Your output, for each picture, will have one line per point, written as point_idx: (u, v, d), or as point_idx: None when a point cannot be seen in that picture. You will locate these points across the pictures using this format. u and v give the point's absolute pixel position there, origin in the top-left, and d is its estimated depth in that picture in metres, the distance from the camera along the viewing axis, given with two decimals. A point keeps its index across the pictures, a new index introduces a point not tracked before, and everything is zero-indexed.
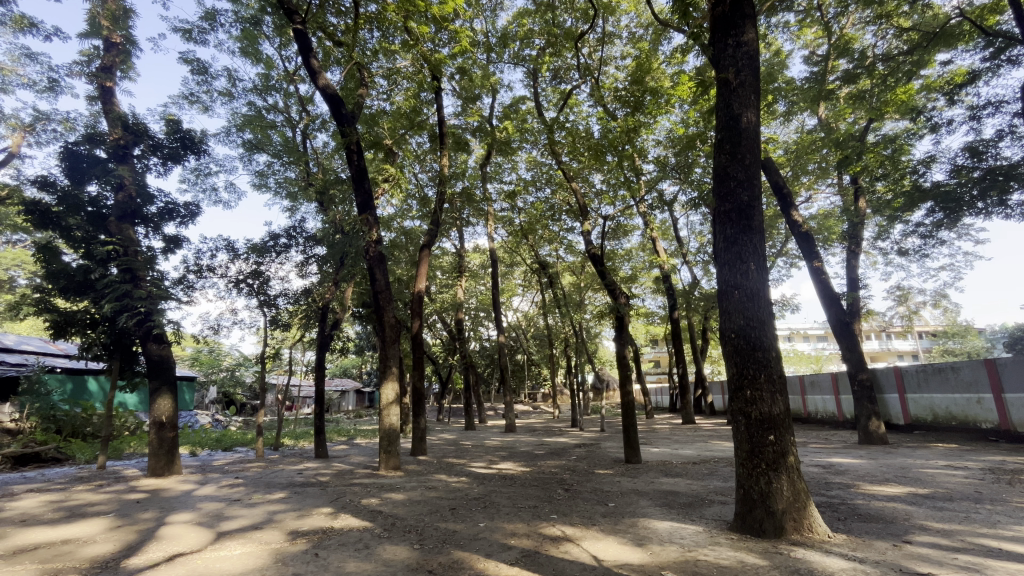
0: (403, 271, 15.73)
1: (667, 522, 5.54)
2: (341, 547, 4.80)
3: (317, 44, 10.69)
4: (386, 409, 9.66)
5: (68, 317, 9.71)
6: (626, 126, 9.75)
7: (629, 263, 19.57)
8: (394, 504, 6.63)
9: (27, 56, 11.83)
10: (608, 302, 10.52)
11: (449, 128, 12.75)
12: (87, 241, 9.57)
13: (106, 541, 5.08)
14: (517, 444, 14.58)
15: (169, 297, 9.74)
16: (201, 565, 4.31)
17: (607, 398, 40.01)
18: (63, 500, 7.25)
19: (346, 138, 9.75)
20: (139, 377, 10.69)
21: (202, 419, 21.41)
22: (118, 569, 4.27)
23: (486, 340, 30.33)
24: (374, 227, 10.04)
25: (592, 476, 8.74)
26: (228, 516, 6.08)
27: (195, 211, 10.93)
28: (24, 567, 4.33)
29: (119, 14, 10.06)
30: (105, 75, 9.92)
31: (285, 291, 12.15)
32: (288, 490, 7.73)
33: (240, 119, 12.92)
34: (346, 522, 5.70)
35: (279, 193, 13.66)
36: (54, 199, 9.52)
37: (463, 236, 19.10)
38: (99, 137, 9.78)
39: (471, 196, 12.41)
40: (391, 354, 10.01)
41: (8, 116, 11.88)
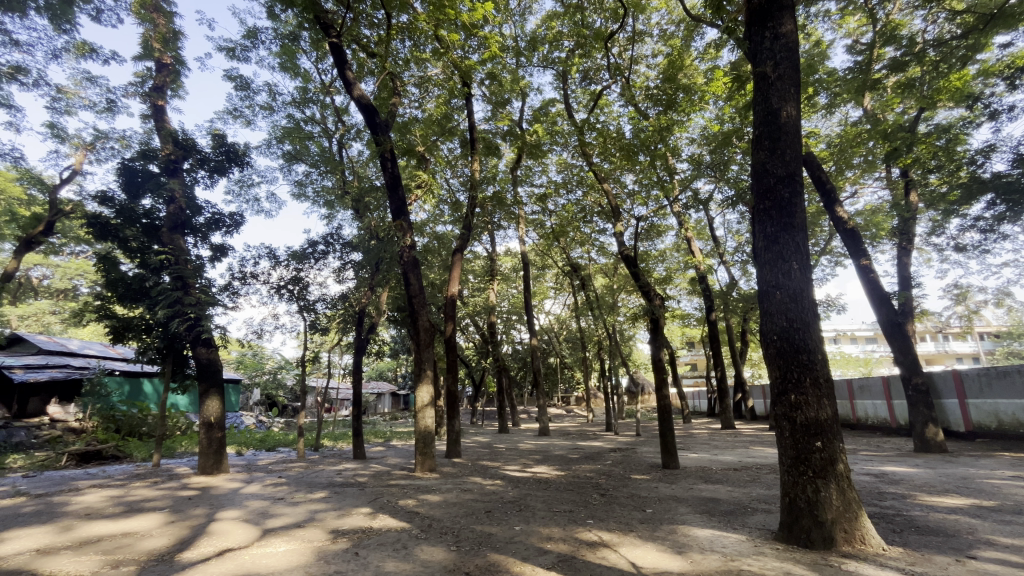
0: (436, 275, 15.94)
1: (708, 530, 5.38)
2: (380, 547, 4.90)
3: (351, 56, 11.00)
4: (421, 411, 9.78)
5: (126, 323, 10.34)
6: (659, 126, 9.59)
7: (663, 264, 19.19)
8: (431, 506, 6.72)
9: (88, 80, 12.67)
10: (642, 304, 10.32)
11: (480, 133, 12.83)
12: (142, 251, 10.21)
13: (162, 535, 5.35)
14: (551, 448, 14.48)
15: (216, 303, 10.22)
16: (249, 561, 4.49)
17: (642, 402, 39.37)
18: (122, 496, 7.69)
19: (380, 147, 10.00)
20: (190, 379, 11.23)
21: (247, 420, 22.30)
22: (173, 562, 4.49)
23: (518, 343, 30.35)
24: (408, 232, 10.24)
25: (629, 481, 8.59)
26: (272, 514, 6.30)
27: (239, 221, 11.43)
28: (90, 558, 4.62)
29: (169, 36, 10.65)
30: (157, 94, 10.52)
31: (323, 297, 12.53)
32: (329, 490, 7.95)
33: (280, 132, 13.42)
34: (384, 523, 5.81)
35: (317, 202, 14.10)
36: (113, 212, 10.16)
37: (494, 239, 19.19)
38: (152, 153, 10.38)
39: (503, 200, 12.46)
40: (426, 357, 10.16)
41: (71, 136, 12.73)
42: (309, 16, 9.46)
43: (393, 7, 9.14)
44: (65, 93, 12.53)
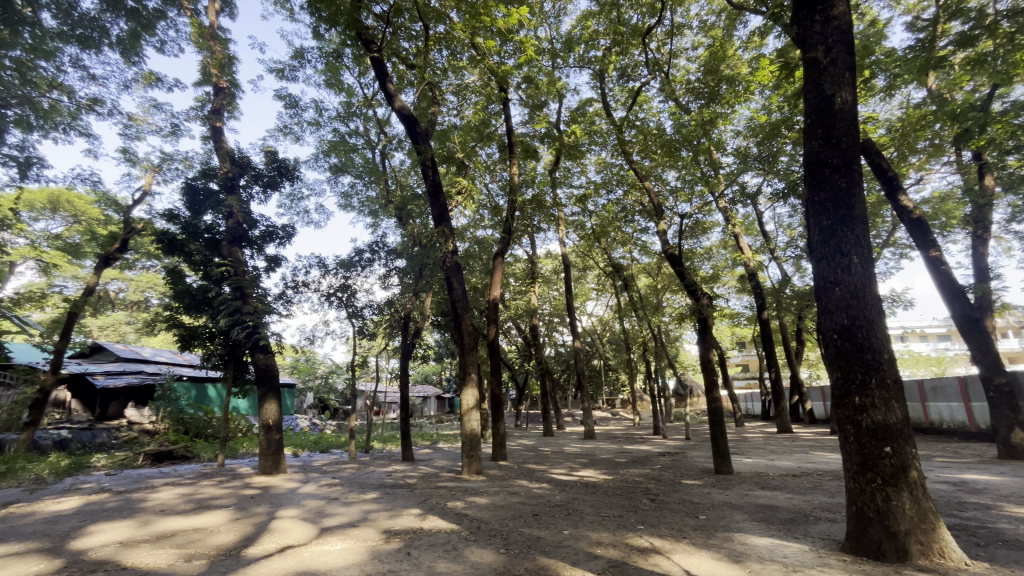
0: (478, 279, 16.09)
1: (767, 538, 5.15)
2: (431, 548, 4.98)
3: (391, 68, 11.34)
4: (467, 414, 9.89)
5: (192, 331, 11.05)
6: (701, 120, 9.31)
7: (709, 262, 18.57)
8: (479, 508, 6.78)
9: (155, 107, 13.67)
10: (688, 304, 10.01)
11: (518, 137, 12.87)
12: (205, 264, 10.88)
13: (229, 531, 5.68)
14: (598, 451, 14.29)
15: (272, 311, 10.74)
16: (309, 558, 4.68)
17: (691, 404, 38.19)
18: (192, 493, 8.21)
19: (421, 155, 10.25)
20: (249, 384, 11.86)
21: (302, 423, 23.28)
22: (240, 557, 4.75)
23: (561, 346, 30.16)
24: (450, 238, 10.42)
25: (680, 486, 8.34)
26: (328, 513, 6.55)
27: (291, 233, 11.99)
28: (166, 551, 4.96)
29: (225, 61, 11.31)
30: (215, 117, 11.23)
31: (370, 303, 12.92)
32: (380, 490, 8.17)
33: (326, 146, 14.00)
34: (433, 524, 5.92)
35: (362, 211, 14.58)
36: (178, 228, 10.90)
37: (534, 242, 19.18)
38: (212, 172, 11.08)
39: (543, 202, 12.44)
40: (470, 360, 10.27)
41: (141, 159, 13.77)
42: (351, 34, 9.83)
43: (430, 19, 9.35)
44: (135, 120, 13.57)
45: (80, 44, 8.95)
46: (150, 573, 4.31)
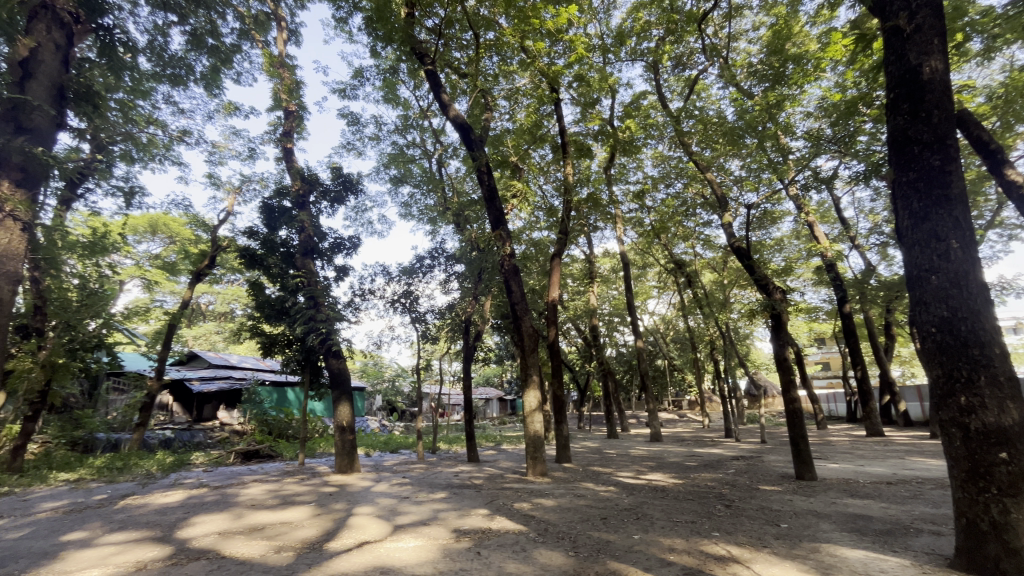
0: (536, 281, 16.11)
1: (860, 551, 4.74)
2: (500, 548, 5.03)
3: (445, 79, 11.66)
4: (530, 416, 9.90)
5: (272, 339, 11.87)
6: (767, 104, 8.79)
7: (780, 254, 17.47)
8: (546, 510, 6.77)
9: (234, 133, 14.89)
10: (759, 299, 9.47)
11: (571, 136, 12.78)
12: (281, 276, 11.67)
13: (312, 526, 6.05)
14: (666, 454, 13.83)
15: (342, 318, 11.34)
16: (385, 554, 4.89)
17: (766, 405, 36.02)
18: (277, 490, 8.83)
19: (476, 161, 10.46)
20: (324, 387, 12.59)
21: (372, 425, 24.35)
22: (322, 551, 5.05)
23: (622, 346, 29.50)
24: (507, 241, 10.50)
25: (757, 492, 7.88)
26: (400, 511, 6.80)
27: (357, 243, 12.62)
28: (258, 542, 5.36)
29: (293, 86, 12.11)
30: (286, 138, 12.05)
31: (432, 308, 13.33)
32: (448, 490, 8.38)
33: (386, 158, 14.62)
34: (501, 524, 5.98)
35: (422, 219, 15.07)
36: (258, 244, 11.79)
37: (591, 242, 18.92)
38: (286, 191, 11.89)
39: (599, 200, 12.23)
40: (531, 362, 10.28)
41: (224, 183, 15.04)
42: (406, 50, 10.22)
43: (480, 27, 9.52)
44: (218, 147, 14.86)
45: (171, 81, 9.92)
46: (245, 562, 4.68)
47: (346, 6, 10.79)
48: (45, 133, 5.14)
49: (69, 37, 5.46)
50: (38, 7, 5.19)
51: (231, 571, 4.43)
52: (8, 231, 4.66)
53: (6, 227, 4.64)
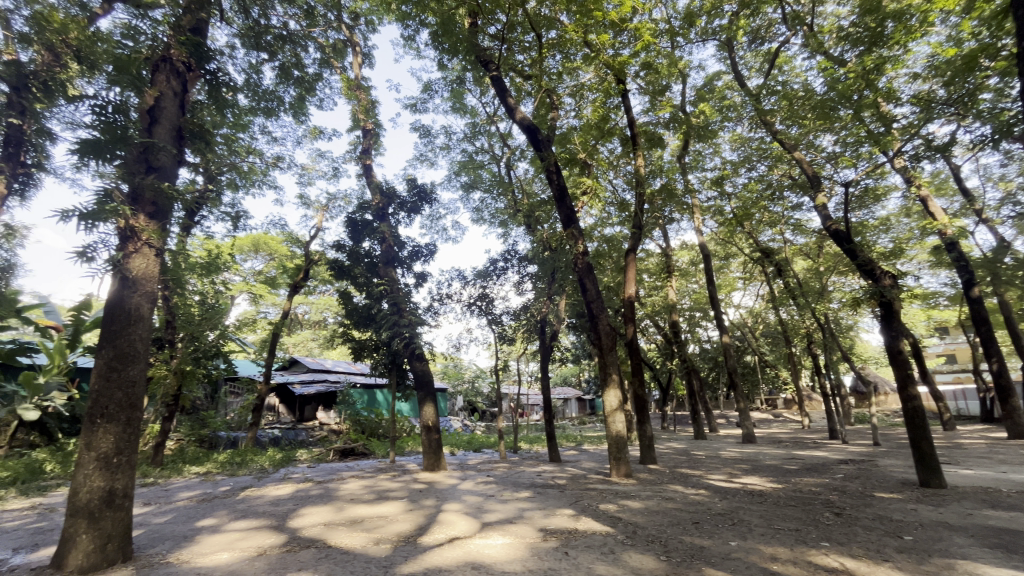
0: (610, 278, 15.74)
1: (1009, 571, 4.10)
2: (588, 549, 4.98)
3: (510, 83, 11.80)
4: (611, 416, 9.70)
5: (361, 343, 12.61)
6: (862, 69, 7.93)
7: (886, 234, 15.66)
8: (633, 512, 6.61)
9: (320, 156, 16.14)
10: (864, 286, 8.56)
11: (640, 127, 12.38)
12: (367, 284, 12.42)
13: (406, 521, 6.37)
14: (761, 456, 12.90)
15: (423, 323, 11.87)
16: (475, 550, 5.03)
17: (877, 404, 32.46)
18: (373, 485, 9.41)
19: (545, 161, 10.47)
20: (409, 389, 13.21)
21: (455, 425, 25.14)
22: (416, 544, 5.30)
23: (706, 342, 28.03)
24: (579, 239, 10.40)
25: (872, 500, 7.11)
26: (487, 509, 6.97)
27: (433, 250, 13.13)
28: (359, 534, 5.75)
29: (369, 106, 12.88)
30: (365, 156, 12.83)
31: (508, 309, 13.55)
32: (532, 490, 8.43)
33: (457, 166, 15.09)
34: (588, 525, 5.91)
35: (494, 223, 15.35)
36: (345, 256, 12.65)
37: (667, 234, 18.17)
38: (367, 205, 12.68)
39: (673, 189, 11.71)
40: (610, 360, 10.06)
41: (313, 202, 16.35)
42: (471, 59, 10.50)
43: (542, 27, 9.52)
44: (307, 169, 16.19)
45: (265, 113, 10.94)
46: (349, 552, 5.04)
47: (413, 24, 11.31)
48: (169, 171, 5.90)
49: (185, 84, 6.22)
50: (159, 61, 6.00)
51: (337, 559, 4.79)
52: (146, 257, 5.39)
53: (144, 254, 5.37)
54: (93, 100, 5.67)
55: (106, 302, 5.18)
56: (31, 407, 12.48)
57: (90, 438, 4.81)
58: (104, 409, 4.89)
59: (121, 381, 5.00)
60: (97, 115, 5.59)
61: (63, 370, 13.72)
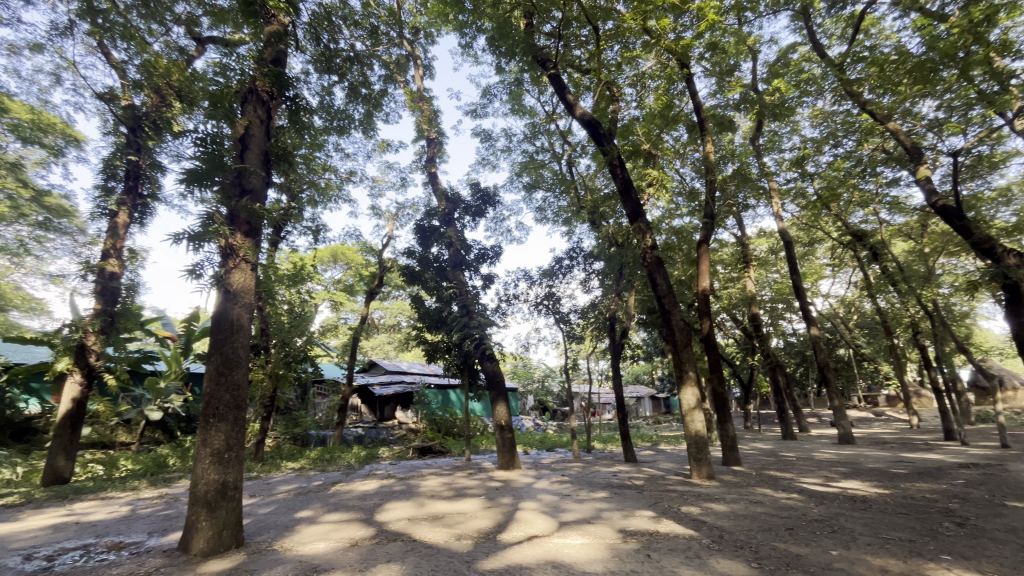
0: (681, 271, 15.09)
1: None
2: (671, 552, 4.81)
3: (568, 79, 11.70)
4: (690, 414, 9.31)
5: (434, 346, 13.04)
6: (968, 21, 7.00)
7: (1008, 207, 13.72)
8: (718, 515, 6.30)
9: (388, 168, 16.95)
10: (983, 266, 7.59)
11: (708, 111, 11.77)
12: (437, 288, 12.85)
13: (485, 518, 6.51)
14: (862, 459, 11.79)
15: (492, 324, 12.08)
16: (554, 549, 5.03)
17: (1004, 401, 28.50)
18: (451, 483, 9.73)
19: (607, 156, 10.23)
20: (481, 389, 13.48)
21: (527, 424, 25.35)
22: (496, 541, 5.41)
23: (791, 335, 26.12)
24: (647, 233, 10.09)
25: (1003, 509, 6.25)
26: (563, 508, 6.94)
27: (499, 251, 13.32)
28: (441, 529, 5.97)
29: (432, 115, 13.31)
30: (430, 164, 13.28)
31: (575, 308, 13.48)
32: (608, 490, 8.29)
33: (518, 167, 15.20)
34: (670, 528, 5.72)
35: (558, 221, 15.29)
36: (416, 262, 13.17)
37: (742, 222, 17.14)
38: (434, 211, 13.13)
39: (747, 173, 11.01)
40: (686, 357, 9.65)
41: (384, 212, 17.20)
42: (528, 60, 10.53)
43: (598, 19, 9.35)
44: (378, 181, 17.07)
45: (338, 132, 11.65)
46: (432, 546, 5.24)
47: (470, 32, 11.55)
48: (260, 192, 6.48)
49: (269, 112, 6.80)
50: (246, 93, 6.59)
51: (422, 553, 4.99)
52: (244, 271, 5.95)
53: (242, 269, 5.93)
54: (194, 134, 6.33)
55: (213, 314, 5.77)
56: (155, 408, 14.21)
57: (205, 436, 5.38)
58: (216, 409, 5.45)
59: (228, 385, 5.54)
60: (199, 147, 6.24)
61: (179, 376, 15.47)
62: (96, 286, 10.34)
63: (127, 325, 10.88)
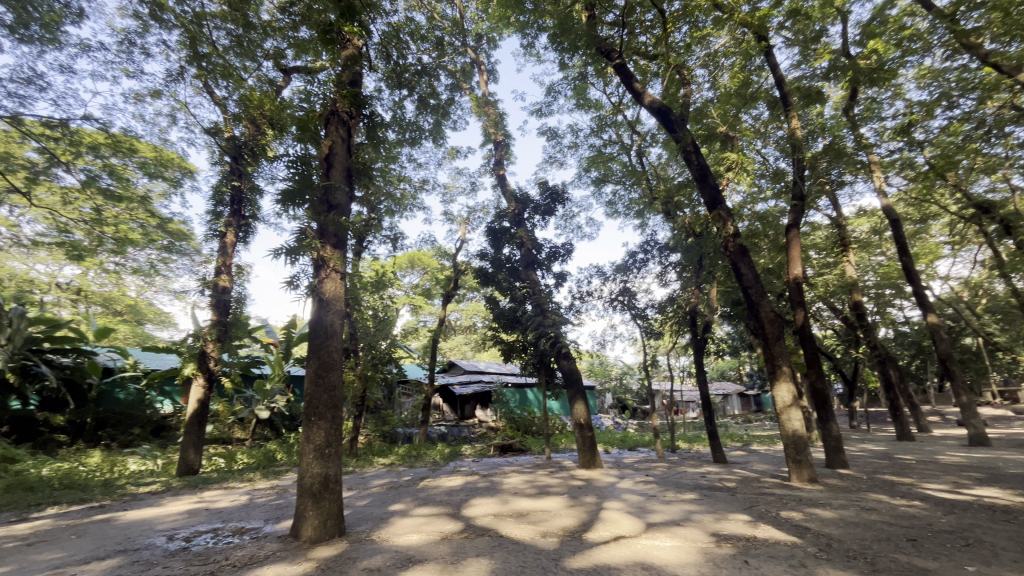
0: (767, 258, 14.03)
1: None
2: (772, 559, 4.51)
3: (634, 67, 11.35)
4: (785, 413, 8.65)
5: (509, 345, 13.20)
6: None
7: None
8: (824, 522, 5.79)
9: (458, 173, 17.45)
10: None
11: (791, 85, 10.87)
12: (510, 288, 13.02)
13: (569, 516, 6.49)
14: (1002, 463, 10.24)
15: (567, 322, 12.01)
16: (643, 550, 4.90)
17: None
18: (533, 480, 9.79)
19: (680, 143, 9.78)
20: (559, 387, 13.45)
21: (606, 422, 24.93)
22: (582, 539, 5.38)
23: (902, 324, 23.37)
24: (728, 220, 9.51)
25: None
26: (650, 509, 6.74)
27: (570, 249, 13.23)
28: (526, 526, 6.03)
29: (498, 119, 13.50)
30: (498, 167, 13.49)
31: (652, 303, 13.06)
32: (698, 491, 7.92)
33: (586, 162, 14.98)
34: (769, 533, 5.35)
35: (629, 214, 14.88)
36: (489, 264, 13.44)
37: (838, 201, 15.61)
38: (505, 213, 13.32)
39: (841, 148, 10.02)
40: (778, 351, 8.98)
41: (456, 216, 17.73)
42: (592, 53, 10.33)
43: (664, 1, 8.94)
44: (449, 188, 17.65)
45: (410, 143, 12.18)
46: (519, 542, 5.32)
47: (531, 32, 11.59)
48: (345, 207, 6.94)
49: (349, 131, 7.28)
50: (329, 115, 7.11)
51: (510, 548, 5.08)
52: (334, 280, 6.41)
53: (332, 278, 6.39)
54: (286, 157, 6.93)
55: (310, 321, 6.29)
56: (264, 408, 15.71)
57: (308, 433, 5.87)
58: (316, 408, 5.92)
59: (326, 385, 6.00)
60: (290, 169, 6.82)
61: (282, 378, 16.96)
62: (212, 299, 11.64)
63: (238, 333, 12.14)
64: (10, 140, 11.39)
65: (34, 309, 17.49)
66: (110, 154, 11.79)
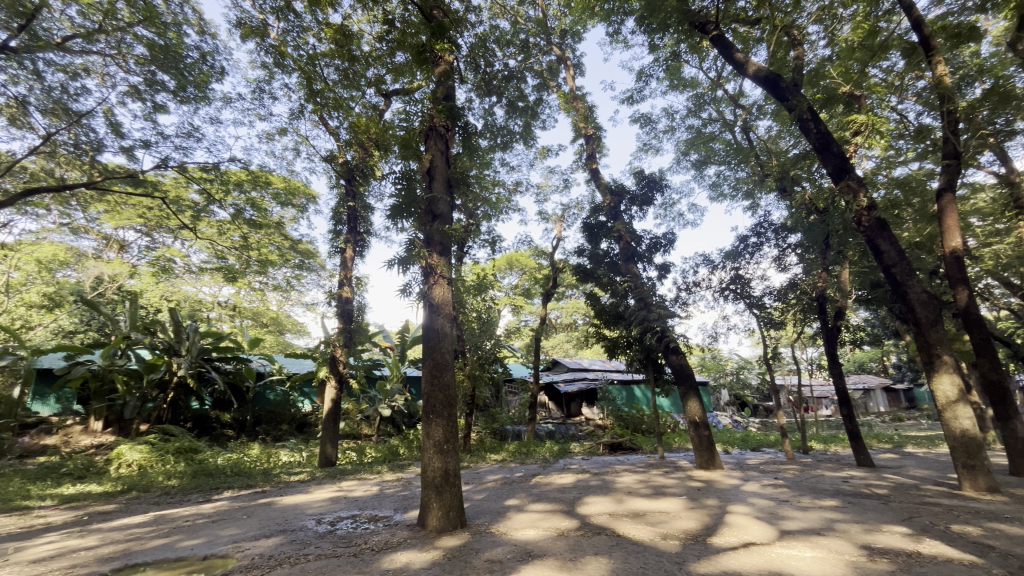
0: (914, 230, 12.08)
1: None
2: None
3: (734, 37, 10.51)
4: (950, 410, 7.38)
5: (613, 342, 12.87)
6: None
7: None
8: (1014, 540, 4.83)
9: (551, 172, 17.49)
10: None
11: (934, 25, 9.27)
12: (610, 283, 12.71)
13: (691, 519, 6.16)
14: None
15: (673, 315, 11.44)
16: (779, 559, 4.49)
17: None
18: (648, 480, 9.47)
19: (794, 111, 8.83)
20: (669, 384, 12.82)
21: (723, 420, 23.26)
22: (707, 544, 5.08)
23: None
24: (860, 191, 8.34)
25: None
26: (783, 515, 6.15)
27: (672, 238, 12.59)
28: (644, 527, 5.85)
29: (588, 112, 13.31)
30: (590, 160, 13.28)
31: (770, 290, 11.96)
32: (841, 498, 7.06)
33: (685, 145, 14.16)
34: (937, 549, 4.60)
35: (737, 195, 13.79)
36: (587, 260, 13.27)
37: (1007, 154, 12.98)
38: (600, 207, 13.07)
39: (1010, 89, 8.29)
40: (936, 339, 7.69)
41: (551, 215, 17.80)
42: (685, 29, 9.74)
43: None
44: (543, 187, 17.76)
45: (503, 147, 12.48)
46: (639, 543, 5.18)
47: (618, 18, 11.25)
48: (447, 215, 7.30)
49: (447, 143, 7.65)
50: (429, 131, 7.54)
51: (629, 549, 4.97)
52: (442, 286, 6.78)
53: (440, 284, 6.76)
54: (394, 175, 7.51)
55: (424, 325, 6.71)
56: (386, 406, 17.11)
57: (428, 429, 6.28)
58: (434, 406, 6.32)
59: (441, 385, 6.37)
60: (398, 185, 7.37)
61: (400, 378, 18.29)
62: (338, 309, 12.94)
63: (360, 338, 13.38)
64: (179, 185, 13.73)
65: (204, 325, 20.87)
66: (251, 189, 13.67)
